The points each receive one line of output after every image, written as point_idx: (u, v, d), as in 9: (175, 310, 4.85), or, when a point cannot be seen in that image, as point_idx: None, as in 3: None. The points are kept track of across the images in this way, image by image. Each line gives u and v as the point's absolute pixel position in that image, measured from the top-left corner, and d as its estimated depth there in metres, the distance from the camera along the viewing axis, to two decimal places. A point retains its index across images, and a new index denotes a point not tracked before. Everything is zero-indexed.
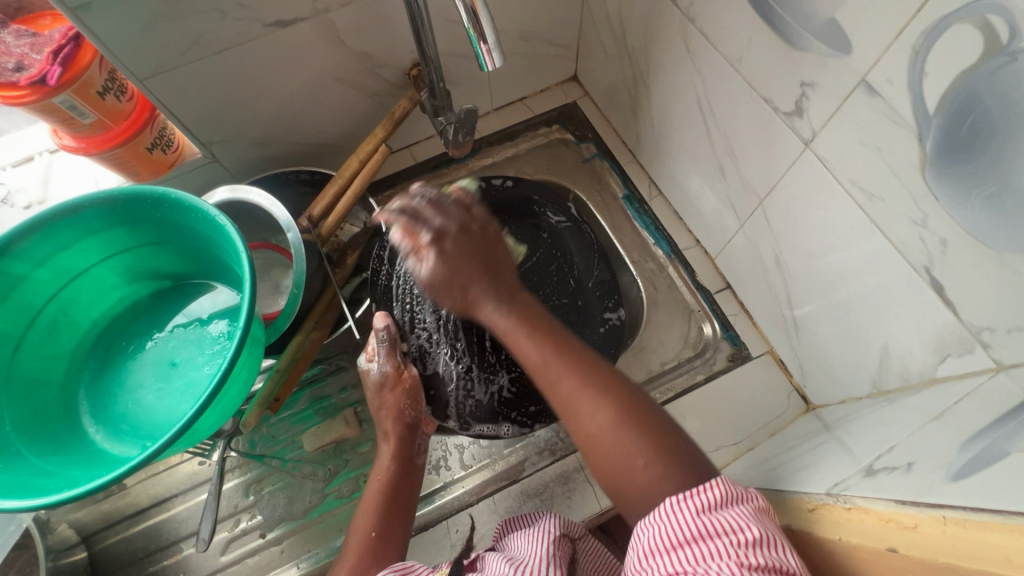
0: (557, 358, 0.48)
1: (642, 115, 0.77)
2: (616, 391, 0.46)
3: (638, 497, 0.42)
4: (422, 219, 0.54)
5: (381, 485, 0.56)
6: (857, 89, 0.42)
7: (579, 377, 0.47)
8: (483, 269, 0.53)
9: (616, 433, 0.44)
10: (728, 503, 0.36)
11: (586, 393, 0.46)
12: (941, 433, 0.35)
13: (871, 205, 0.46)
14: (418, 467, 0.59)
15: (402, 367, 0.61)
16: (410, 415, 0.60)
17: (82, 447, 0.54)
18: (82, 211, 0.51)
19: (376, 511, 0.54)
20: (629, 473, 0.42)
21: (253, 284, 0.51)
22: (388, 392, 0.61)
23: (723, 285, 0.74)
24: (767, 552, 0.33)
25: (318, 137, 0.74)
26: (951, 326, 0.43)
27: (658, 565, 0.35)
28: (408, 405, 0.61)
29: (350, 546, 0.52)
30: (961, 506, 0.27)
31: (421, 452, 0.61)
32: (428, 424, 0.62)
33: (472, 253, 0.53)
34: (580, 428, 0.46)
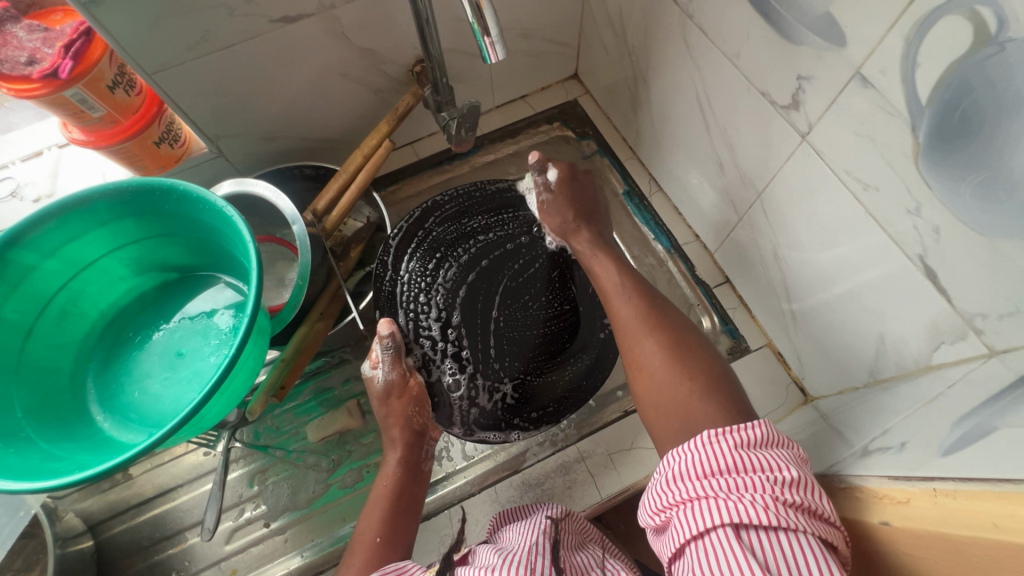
0: (624, 291, 0.61)
1: (642, 112, 0.78)
2: (664, 325, 0.55)
3: (674, 405, 0.48)
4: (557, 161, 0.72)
5: (387, 490, 0.56)
6: (852, 81, 0.43)
7: (639, 310, 0.58)
8: (584, 214, 0.71)
9: (662, 357, 0.52)
10: (769, 445, 0.37)
11: (647, 331, 0.55)
12: (935, 414, 0.36)
13: (866, 195, 0.46)
14: (425, 472, 0.60)
15: (407, 376, 0.62)
16: (416, 423, 0.60)
17: (90, 435, 0.55)
18: (93, 202, 0.52)
19: (384, 513, 0.54)
20: (673, 385, 0.49)
21: (260, 274, 0.52)
22: (394, 399, 0.61)
23: (722, 279, 0.75)
24: (801, 491, 0.33)
25: (323, 133, 0.76)
26: (945, 313, 0.44)
27: (681, 489, 0.36)
28: (414, 412, 0.61)
29: (355, 551, 0.51)
30: (952, 478, 0.28)
31: (428, 457, 0.61)
32: (434, 429, 0.62)
33: (588, 199, 0.72)
34: (637, 351, 0.54)
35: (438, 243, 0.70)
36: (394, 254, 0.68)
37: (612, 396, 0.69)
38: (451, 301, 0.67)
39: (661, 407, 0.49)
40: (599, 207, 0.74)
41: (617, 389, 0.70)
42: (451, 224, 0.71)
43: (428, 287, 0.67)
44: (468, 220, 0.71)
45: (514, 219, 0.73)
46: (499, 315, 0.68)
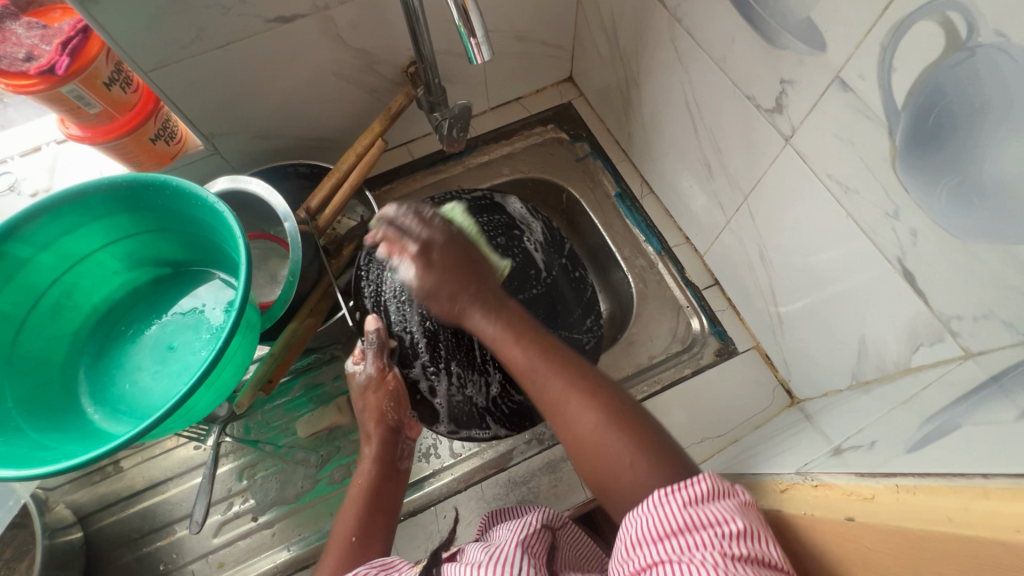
0: (538, 360, 0.51)
1: (634, 115, 0.78)
2: (597, 389, 0.48)
3: (622, 494, 0.44)
4: (405, 231, 0.58)
5: (362, 488, 0.57)
6: (832, 86, 0.43)
7: (568, 381, 0.49)
8: (464, 279, 0.56)
9: (603, 433, 0.45)
10: (716, 495, 0.37)
11: (573, 396, 0.48)
12: (907, 414, 0.37)
13: (847, 198, 0.47)
14: (401, 471, 0.60)
15: (386, 370, 0.62)
16: (392, 418, 0.61)
17: (80, 425, 0.56)
18: (87, 197, 0.53)
19: (355, 515, 0.54)
20: (617, 479, 0.44)
21: (249, 268, 0.52)
22: (370, 394, 0.61)
23: (712, 281, 0.76)
24: (748, 542, 0.34)
25: (318, 132, 0.76)
26: (923, 316, 0.44)
27: (643, 554, 0.35)
28: (390, 408, 0.61)
29: (331, 550, 0.52)
30: (913, 474, 0.28)
31: (404, 456, 0.62)
32: (414, 428, 0.63)
33: (452, 264, 0.56)
34: (568, 430, 0.48)
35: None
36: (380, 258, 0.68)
37: None
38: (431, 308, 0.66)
39: (614, 497, 0.45)
40: (476, 259, 0.58)
41: None
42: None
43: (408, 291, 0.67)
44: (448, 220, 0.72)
45: (492, 220, 0.73)
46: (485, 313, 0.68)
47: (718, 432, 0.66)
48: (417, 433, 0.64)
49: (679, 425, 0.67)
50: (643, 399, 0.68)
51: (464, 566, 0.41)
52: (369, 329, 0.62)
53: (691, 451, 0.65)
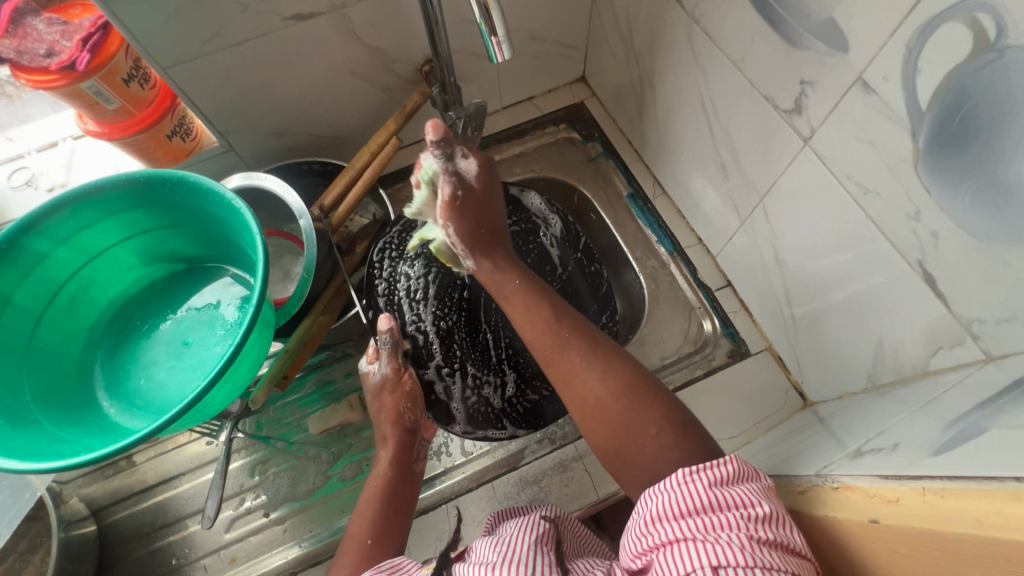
0: (560, 321, 0.54)
1: (648, 115, 0.78)
2: (614, 359, 0.51)
3: (643, 462, 0.45)
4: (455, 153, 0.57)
5: (377, 490, 0.57)
6: (854, 87, 0.43)
7: (579, 347, 0.52)
8: (485, 221, 0.60)
9: (614, 398, 0.48)
10: (740, 478, 0.38)
11: (586, 361, 0.51)
12: (929, 417, 0.37)
13: (867, 200, 0.47)
14: (416, 473, 0.60)
15: (402, 369, 0.63)
16: (409, 419, 0.61)
17: (96, 420, 0.56)
18: (105, 192, 0.54)
19: (371, 517, 0.54)
20: (639, 441, 0.46)
21: (265, 265, 0.52)
22: (387, 394, 0.62)
23: (724, 283, 0.76)
24: (773, 527, 0.34)
25: (331, 129, 0.77)
26: (943, 319, 0.44)
27: (663, 530, 0.36)
28: (407, 409, 0.61)
29: (346, 551, 0.52)
30: (940, 476, 0.28)
31: (420, 457, 0.61)
32: (427, 428, 0.63)
33: (484, 207, 0.60)
34: (580, 390, 0.50)
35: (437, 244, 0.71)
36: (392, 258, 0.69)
37: None
38: (446, 308, 0.69)
39: (628, 460, 0.47)
40: (496, 200, 0.62)
41: None
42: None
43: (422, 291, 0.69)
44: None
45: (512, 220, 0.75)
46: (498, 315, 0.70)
47: (730, 434, 0.65)
48: (432, 434, 0.63)
49: None
50: None
51: (477, 568, 0.40)
52: (382, 330, 0.62)
53: None
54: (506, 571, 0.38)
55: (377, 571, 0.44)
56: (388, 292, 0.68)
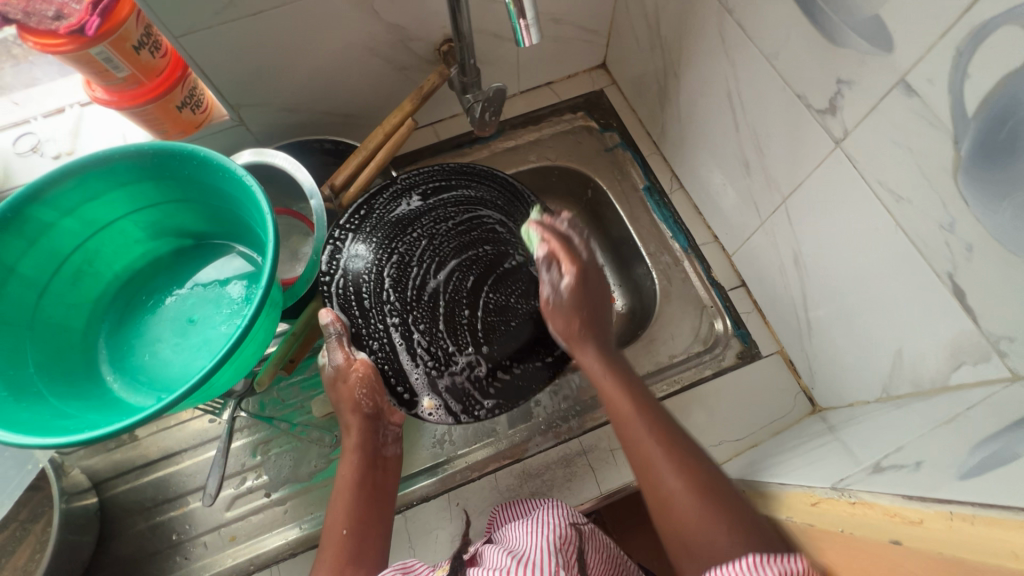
0: (642, 411, 0.51)
1: (670, 107, 0.76)
2: (673, 440, 0.49)
3: (704, 552, 0.42)
4: (557, 258, 0.58)
5: (348, 478, 0.55)
6: (895, 89, 0.42)
7: (662, 440, 0.49)
8: (590, 326, 0.57)
9: (692, 499, 0.44)
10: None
11: (668, 452, 0.47)
12: (952, 436, 0.36)
13: (898, 207, 0.45)
14: (388, 458, 0.59)
15: (353, 355, 0.58)
16: (367, 407, 0.57)
17: (100, 394, 0.56)
18: (113, 163, 0.52)
19: (346, 508, 0.54)
20: (709, 539, 0.42)
21: (275, 246, 0.51)
22: (341, 384, 0.57)
23: (738, 282, 0.74)
24: None
25: (345, 107, 0.75)
26: (969, 334, 0.43)
27: None
28: (364, 395, 0.57)
29: (327, 545, 0.52)
30: (970, 502, 0.27)
31: (389, 442, 0.59)
32: (395, 414, 0.59)
33: (596, 312, 0.58)
34: (658, 486, 0.47)
35: (394, 226, 0.64)
36: (343, 243, 0.62)
37: None
38: (401, 287, 0.62)
39: (695, 558, 0.42)
40: (598, 283, 0.59)
41: None
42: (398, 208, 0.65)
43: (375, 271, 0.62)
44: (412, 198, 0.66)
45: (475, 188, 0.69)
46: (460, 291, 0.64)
47: (737, 436, 0.65)
48: (400, 418, 0.60)
49: (698, 427, 0.66)
50: (663, 398, 0.68)
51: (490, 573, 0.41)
52: (326, 324, 0.57)
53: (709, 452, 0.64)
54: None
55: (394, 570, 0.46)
56: (343, 283, 0.61)
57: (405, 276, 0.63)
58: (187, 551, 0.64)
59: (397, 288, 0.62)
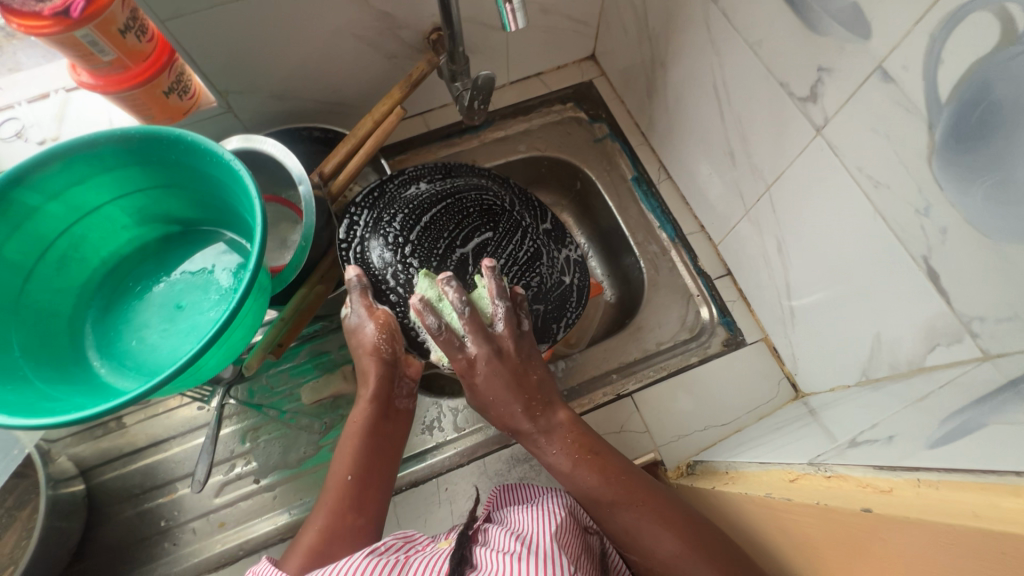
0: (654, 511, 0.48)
1: (657, 97, 0.77)
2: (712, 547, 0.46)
3: None
4: (483, 331, 0.53)
5: (358, 426, 0.55)
6: (872, 75, 0.43)
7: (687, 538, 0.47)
8: (514, 403, 0.53)
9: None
10: None
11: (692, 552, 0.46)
12: (925, 411, 0.37)
13: (876, 193, 0.46)
14: (399, 410, 0.58)
15: (374, 305, 0.58)
16: (386, 352, 0.57)
17: (87, 379, 0.56)
18: (99, 147, 0.52)
19: (354, 454, 0.54)
20: None
21: (264, 230, 0.51)
22: (364, 333, 0.57)
23: (724, 271, 0.75)
24: None
25: (332, 95, 0.75)
26: (943, 316, 0.44)
27: None
28: (386, 341, 0.57)
29: (329, 488, 0.52)
30: (937, 468, 0.28)
31: (403, 395, 0.59)
32: (411, 366, 0.60)
33: (493, 394, 0.53)
34: None
35: (410, 203, 0.63)
36: (360, 222, 0.61)
37: (605, 379, 0.69)
38: (418, 253, 0.60)
39: None
40: (525, 372, 0.54)
41: (610, 371, 0.70)
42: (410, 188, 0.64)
43: (393, 241, 0.60)
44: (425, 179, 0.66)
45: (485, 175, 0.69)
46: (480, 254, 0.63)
47: (721, 421, 0.66)
48: (415, 371, 0.60)
49: (683, 412, 0.67)
50: (650, 383, 0.69)
51: (500, 556, 0.40)
52: (350, 277, 0.57)
53: (693, 438, 0.65)
54: (532, 564, 0.39)
55: (394, 538, 0.46)
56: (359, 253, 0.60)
57: (425, 245, 0.60)
58: (176, 537, 0.64)
59: (411, 251, 0.60)
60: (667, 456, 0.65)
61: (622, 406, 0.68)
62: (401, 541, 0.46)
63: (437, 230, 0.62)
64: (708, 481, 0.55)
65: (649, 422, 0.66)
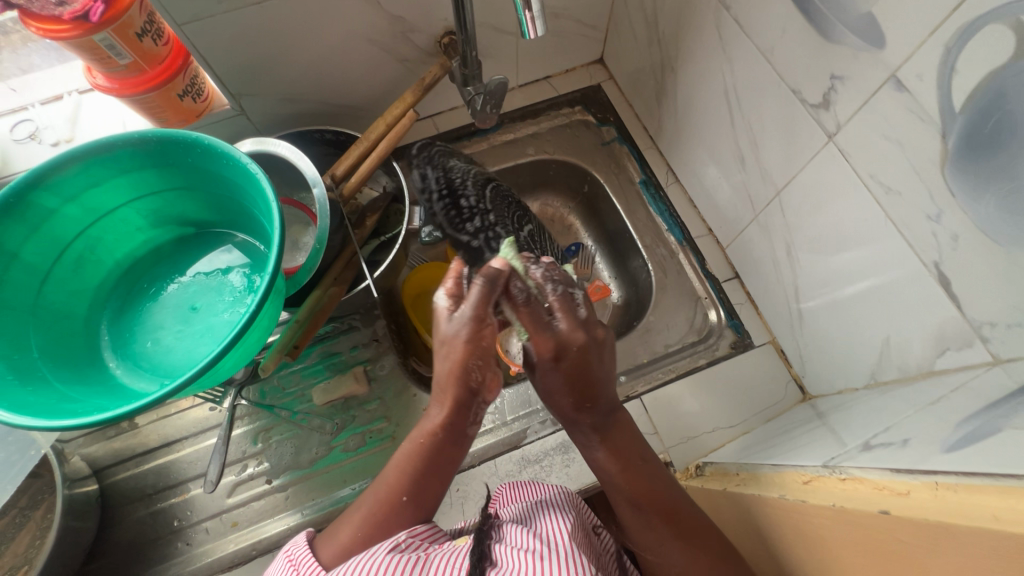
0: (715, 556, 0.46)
1: (667, 102, 0.77)
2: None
3: None
4: (569, 310, 0.46)
5: (422, 446, 0.47)
6: (886, 84, 0.43)
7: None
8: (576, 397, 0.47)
9: None
10: None
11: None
12: (939, 415, 0.37)
13: (888, 199, 0.47)
14: (466, 438, 0.48)
15: (484, 319, 0.44)
16: (475, 380, 0.45)
17: (103, 380, 0.56)
18: (118, 149, 0.52)
19: (414, 471, 0.47)
20: None
21: (281, 233, 0.52)
22: (455, 347, 0.44)
23: (731, 274, 0.76)
24: None
25: (344, 98, 0.75)
26: (953, 321, 0.45)
27: None
28: (477, 367, 0.45)
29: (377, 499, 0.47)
30: (955, 472, 0.29)
31: (474, 422, 0.48)
32: (491, 392, 0.47)
33: (579, 382, 0.47)
34: None
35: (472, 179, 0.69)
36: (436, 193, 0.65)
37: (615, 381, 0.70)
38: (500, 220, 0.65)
39: None
40: (603, 382, 0.48)
41: (620, 373, 0.71)
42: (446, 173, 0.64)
43: (477, 208, 0.64)
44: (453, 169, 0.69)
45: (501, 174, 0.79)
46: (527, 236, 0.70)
47: (730, 423, 0.67)
48: (496, 395, 0.48)
49: (691, 414, 0.67)
50: (659, 385, 0.69)
51: (519, 553, 0.41)
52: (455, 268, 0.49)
53: (702, 439, 0.66)
54: (551, 562, 0.39)
55: (411, 535, 0.45)
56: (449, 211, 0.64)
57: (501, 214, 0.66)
58: (189, 537, 0.64)
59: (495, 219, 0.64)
60: (677, 457, 0.65)
61: (632, 408, 0.68)
62: (420, 540, 0.45)
63: (504, 205, 0.68)
64: (720, 483, 0.55)
65: (659, 424, 0.67)
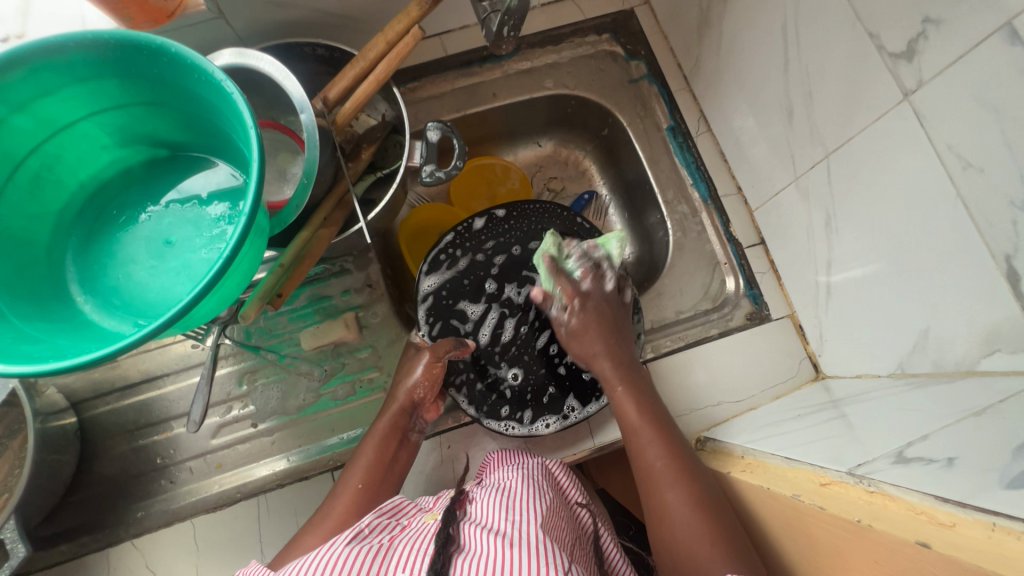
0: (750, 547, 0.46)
1: (709, 36, 0.68)
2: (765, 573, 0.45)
3: None
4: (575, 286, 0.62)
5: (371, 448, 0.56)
6: (996, 34, 0.37)
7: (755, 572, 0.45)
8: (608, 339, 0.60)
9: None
10: None
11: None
12: (988, 431, 0.34)
13: (964, 176, 0.41)
14: (411, 441, 0.58)
15: (438, 358, 0.59)
16: (420, 395, 0.59)
17: (70, 316, 0.51)
18: (70, 54, 0.44)
19: (367, 464, 0.55)
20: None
21: (261, 165, 0.45)
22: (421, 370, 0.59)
23: (757, 240, 0.70)
24: None
25: (338, 5, 0.65)
26: (1013, 320, 0.40)
27: None
28: (424, 388, 0.59)
29: (340, 497, 0.53)
30: (1017, 515, 0.26)
31: (416, 428, 0.59)
32: (430, 409, 0.60)
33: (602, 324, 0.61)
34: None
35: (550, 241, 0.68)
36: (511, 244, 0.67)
37: None
38: None
39: None
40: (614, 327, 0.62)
41: None
42: (526, 244, 0.68)
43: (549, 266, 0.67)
44: (482, 251, 0.67)
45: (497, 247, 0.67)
46: (487, 333, 0.66)
47: (736, 397, 0.64)
48: (432, 414, 0.61)
49: (697, 386, 0.64)
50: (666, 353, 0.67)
51: (490, 539, 0.38)
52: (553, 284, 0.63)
53: (707, 412, 0.63)
54: (522, 553, 0.36)
55: (378, 514, 0.46)
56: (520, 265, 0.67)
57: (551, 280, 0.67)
58: (172, 475, 0.63)
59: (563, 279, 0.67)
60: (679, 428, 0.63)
61: None
62: (387, 519, 0.45)
63: None
64: (722, 464, 0.53)
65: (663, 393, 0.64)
